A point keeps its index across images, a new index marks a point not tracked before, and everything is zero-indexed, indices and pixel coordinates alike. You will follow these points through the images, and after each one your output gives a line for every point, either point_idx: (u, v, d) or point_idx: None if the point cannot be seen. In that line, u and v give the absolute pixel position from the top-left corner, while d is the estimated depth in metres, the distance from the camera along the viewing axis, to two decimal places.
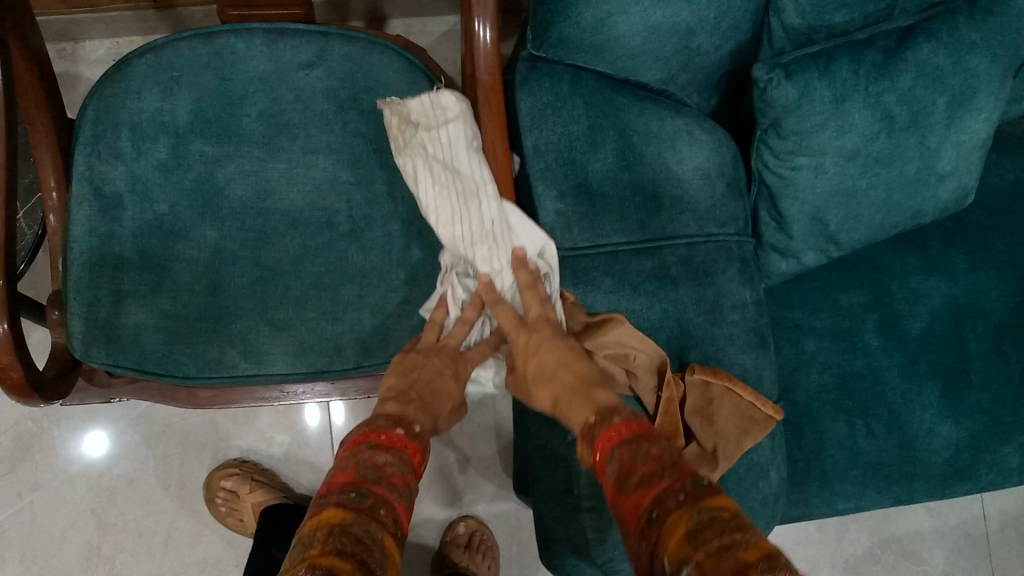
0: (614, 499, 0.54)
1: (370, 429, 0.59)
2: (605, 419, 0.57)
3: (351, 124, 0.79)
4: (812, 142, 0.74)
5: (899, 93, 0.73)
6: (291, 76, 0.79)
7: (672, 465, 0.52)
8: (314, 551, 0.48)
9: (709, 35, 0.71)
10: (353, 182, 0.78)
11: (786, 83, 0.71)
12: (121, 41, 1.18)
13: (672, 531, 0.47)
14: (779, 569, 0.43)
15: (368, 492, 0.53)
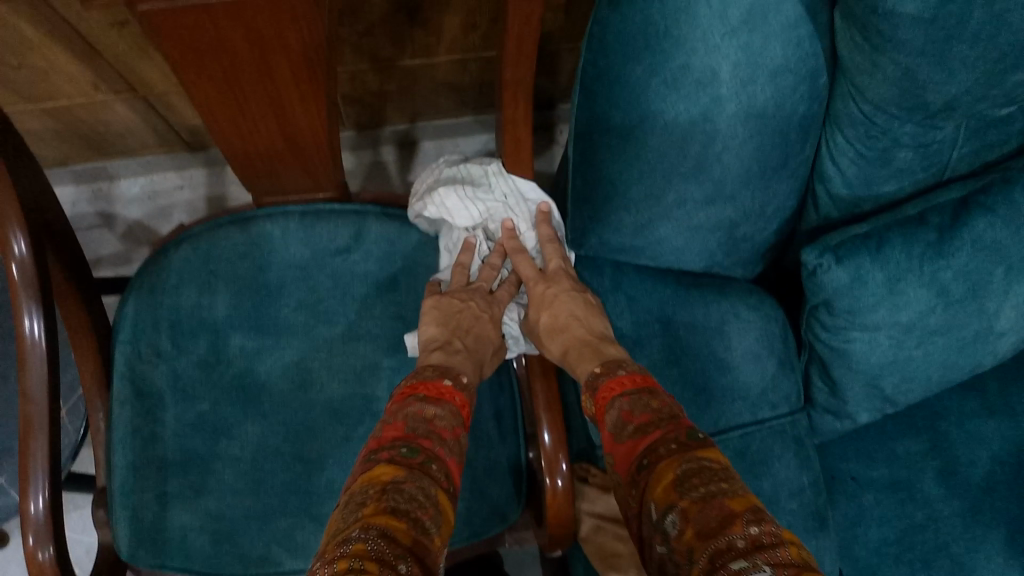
0: (609, 447, 0.55)
1: (420, 381, 0.58)
2: (612, 371, 0.58)
3: (391, 307, 0.78)
4: (866, 321, 0.71)
5: (955, 269, 0.69)
6: (329, 262, 0.78)
7: (669, 415, 0.53)
8: (368, 510, 0.45)
9: (754, 223, 0.69)
10: (394, 368, 0.77)
11: (836, 268, 0.68)
12: (156, 177, 1.18)
13: (661, 476, 0.48)
14: (765, 519, 0.42)
15: (419, 449, 0.52)
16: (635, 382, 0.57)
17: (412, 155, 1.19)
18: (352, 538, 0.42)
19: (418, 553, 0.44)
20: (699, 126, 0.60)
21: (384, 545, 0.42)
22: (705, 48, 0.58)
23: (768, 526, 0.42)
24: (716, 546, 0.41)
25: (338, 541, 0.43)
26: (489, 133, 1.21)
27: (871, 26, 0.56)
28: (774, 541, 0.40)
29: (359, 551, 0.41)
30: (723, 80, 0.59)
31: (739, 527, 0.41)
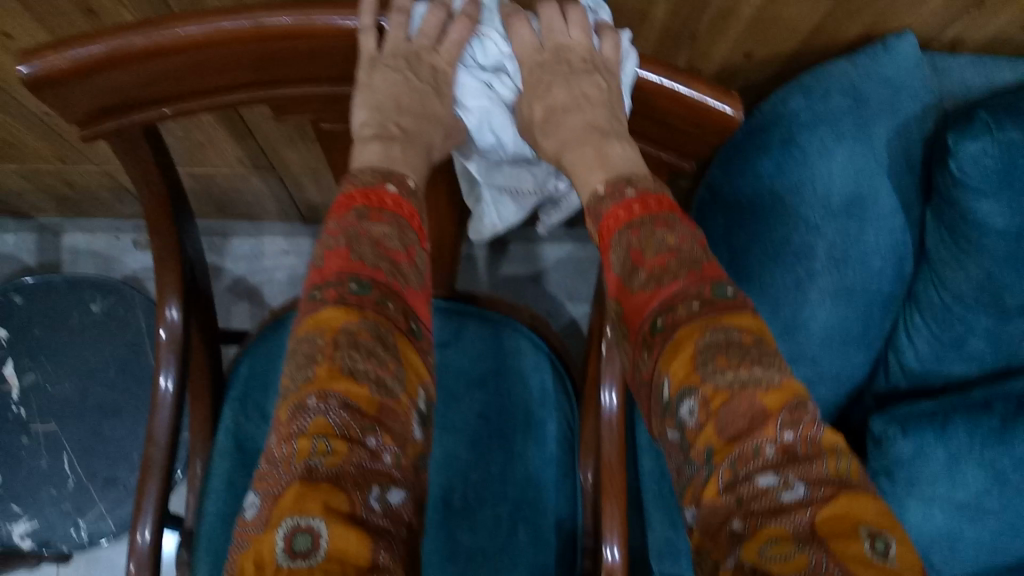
0: (617, 294, 0.49)
1: (362, 191, 0.51)
2: (617, 193, 0.51)
3: (476, 404, 0.84)
4: (923, 492, 0.73)
5: (1014, 458, 0.72)
6: (429, 354, 0.86)
7: (689, 263, 0.46)
8: (321, 370, 0.43)
9: (829, 384, 0.73)
10: (470, 460, 0.82)
11: (901, 440, 0.73)
12: (265, 240, 1.27)
13: (679, 351, 0.42)
14: (803, 424, 0.38)
15: (372, 284, 0.47)
16: (651, 217, 0.49)
17: (501, 255, 1.27)
18: (310, 410, 0.41)
19: (385, 421, 0.42)
20: (791, 294, 0.66)
21: (346, 418, 0.41)
22: (804, 227, 0.65)
23: (804, 429, 0.38)
24: (742, 452, 0.38)
25: (294, 411, 0.41)
26: (570, 242, 1.28)
27: (957, 227, 0.62)
28: (811, 458, 0.37)
29: (319, 429, 0.40)
30: (818, 256, 0.65)
31: (769, 431, 0.38)
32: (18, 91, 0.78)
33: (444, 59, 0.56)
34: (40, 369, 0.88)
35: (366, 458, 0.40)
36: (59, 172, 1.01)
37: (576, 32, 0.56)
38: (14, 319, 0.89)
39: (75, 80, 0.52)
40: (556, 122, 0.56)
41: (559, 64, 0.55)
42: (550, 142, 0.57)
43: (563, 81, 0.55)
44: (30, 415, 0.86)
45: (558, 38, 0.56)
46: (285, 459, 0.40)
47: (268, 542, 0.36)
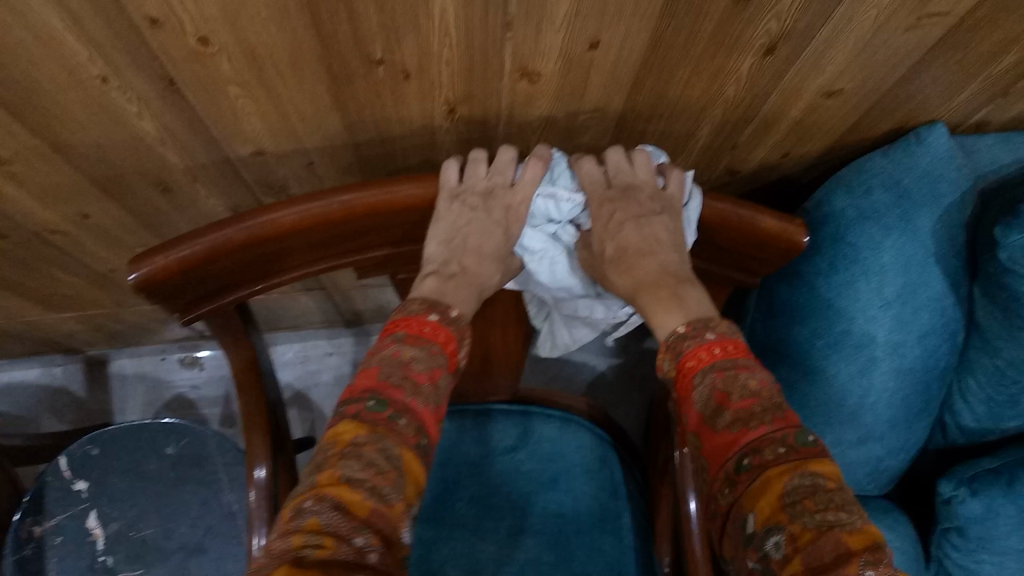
0: (698, 431, 0.49)
1: (405, 318, 0.54)
2: (698, 334, 0.52)
3: (552, 504, 0.83)
4: (1002, 546, 0.75)
5: None
6: (499, 458, 0.86)
7: (774, 408, 0.47)
8: (322, 478, 0.45)
9: (897, 457, 0.76)
10: (554, 562, 0.80)
11: (970, 500, 0.75)
12: (308, 343, 1.28)
13: (765, 489, 0.43)
14: (887, 566, 0.38)
15: (388, 401, 0.49)
16: (733, 360, 0.50)
17: None
18: (305, 510, 0.43)
19: (374, 523, 0.44)
20: (857, 381, 0.70)
21: (337, 518, 0.43)
22: (864, 317, 0.68)
23: (890, 573, 0.38)
24: None
25: (293, 510, 0.44)
26: None
27: (1011, 309, 0.65)
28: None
29: (312, 527, 0.42)
30: (879, 343, 0.68)
31: (854, 569, 0.38)
32: (85, 255, 0.80)
33: (516, 197, 0.56)
34: (124, 517, 0.87)
35: (352, 555, 0.41)
36: (111, 314, 1.03)
37: (642, 171, 0.59)
38: (94, 470, 0.88)
39: (176, 279, 0.53)
40: (629, 263, 0.57)
41: (629, 201, 0.57)
42: (622, 279, 0.57)
43: (632, 220, 0.57)
44: (116, 564, 0.85)
45: (627, 176, 0.58)
46: (279, 552, 0.41)
47: None
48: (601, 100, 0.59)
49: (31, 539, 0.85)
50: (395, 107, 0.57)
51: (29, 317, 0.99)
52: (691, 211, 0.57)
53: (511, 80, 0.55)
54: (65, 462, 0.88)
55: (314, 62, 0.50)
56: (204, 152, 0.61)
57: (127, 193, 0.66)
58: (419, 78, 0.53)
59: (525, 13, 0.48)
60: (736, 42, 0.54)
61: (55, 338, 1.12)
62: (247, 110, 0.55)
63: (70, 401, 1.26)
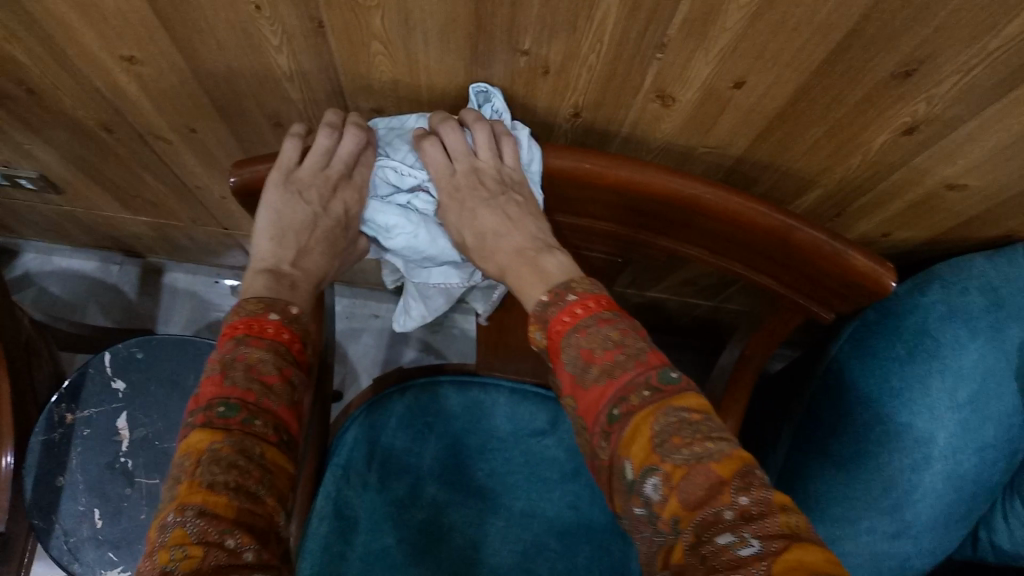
0: (572, 392, 0.50)
1: (244, 320, 0.49)
2: (560, 299, 0.51)
3: (567, 495, 0.81)
4: None
5: None
6: (526, 440, 0.84)
7: (636, 355, 0.48)
8: (183, 486, 0.43)
9: (926, 559, 0.73)
10: (558, 551, 0.78)
11: None
12: (356, 300, 1.31)
13: (636, 435, 0.45)
14: (755, 488, 0.41)
15: (239, 404, 0.46)
16: (594, 315, 0.50)
17: None
18: (168, 524, 0.41)
19: (244, 521, 0.42)
20: (906, 475, 0.68)
21: (205, 525, 0.41)
22: (928, 414, 0.67)
23: (758, 493, 0.41)
24: (704, 518, 0.41)
25: (157, 526, 0.41)
26: None
27: None
28: (765, 515, 0.40)
29: (178, 539, 0.40)
30: (939, 441, 0.67)
31: (726, 498, 0.41)
32: (176, 166, 0.81)
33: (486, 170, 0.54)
34: (151, 426, 0.88)
35: (224, 558, 0.40)
36: (182, 227, 1.05)
37: (482, 142, 0.54)
38: (135, 373, 0.89)
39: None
40: (491, 247, 0.54)
41: (473, 184, 0.54)
42: None
43: (482, 205, 0.54)
44: (136, 467, 0.86)
45: (472, 159, 0.54)
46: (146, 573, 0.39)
47: None
48: (724, 138, 0.59)
49: (62, 424, 0.86)
50: (523, 97, 0.57)
51: (107, 211, 1.01)
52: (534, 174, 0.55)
53: (645, 99, 0.54)
54: (109, 359, 0.90)
55: (462, 37, 0.50)
56: (325, 97, 0.61)
57: (239, 118, 0.67)
58: (557, 76, 0.53)
59: (683, 36, 0.47)
60: (879, 115, 0.53)
61: (123, 238, 1.14)
62: (381, 68, 0.55)
63: (120, 301, 1.28)
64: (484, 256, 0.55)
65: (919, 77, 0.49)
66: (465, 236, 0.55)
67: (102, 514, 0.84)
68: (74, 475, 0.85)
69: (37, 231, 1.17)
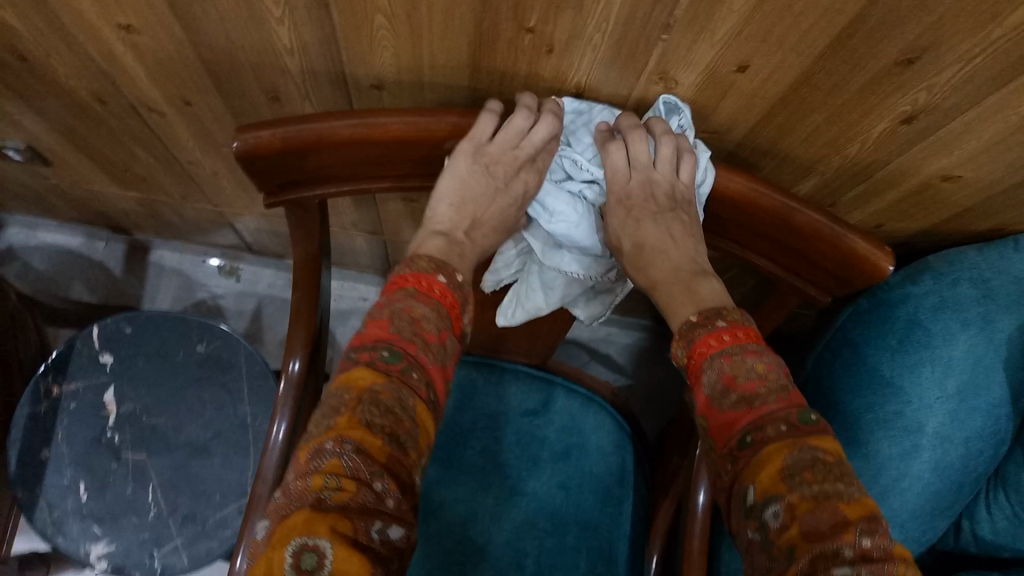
0: (704, 411, 0.50)
1: (415, 274, 0.54)
2: (709, 322, 0.52)
3: (556, 475, 0.84)
4: None
5: None
6: (517, 419, 0.86)
7: (779, 389, 0.48)
8: (340, 420, 0.45)
9: (910, 547, 0.74)
10: (548, 530, 0.81)
11: None
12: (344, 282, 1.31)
13: (765, 462, 0.45)
14: (880, 532, 0.41)
15: (403, 354, 0.49)
16: (742, 345, 0.50)
17: None
18: (326, 451, 0.44)
19: (394, 469, 0.45)
20: (894, 464, 0.68)
21: (359, 462, 0.43)
22: (919, 403, 0.67)
23: (882, 538, 0.41)
24: (821, 552, 0.41)
25: (314, 451, 0.44)
26: None
27: None
28: (885, 560, 0.40)
29: (333, 468, 0.43)
30: (927, 431, 0.67)
31: (849, 536, 0.41)
32: (171, 140, 0.81)
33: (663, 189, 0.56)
34: (139, 401, 0.87)
35: (372, 499, 0.43)
36: (172, 204, 1.04)
37: (663, 153, 0.55)
38: (122, 348, 0.88)
39: (276, 157, 0.53)
40: (643, 261, 0.57)
41: (646, 199, 0.57)
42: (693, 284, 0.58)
43: (650, 218, 0.57)
44: (123, 442, 0.86)
45: (649, 171, 0.55)
46: (299, 493, 0.43)
47: (277, 559, 0.40)
48: (724, 124, 0.59)
49: (48, 397, 0.86)
50: (525, 77, 0.57)
51: (96, 186, 1.00)
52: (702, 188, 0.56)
53: (647, 81, 0.55)
54: (98, 333, 0.88)
55: (467, 14, 0.50)
56: (326, 72, 0.61)
57: (236, 91, 0.67)
58: (560, 54, 0.53)
59: (689, 17, 0.47)
60: (879, 103, 0.53)
61: (111, 214, 1.13)
62: (383, 43, 0.55)
63: (106, 277, 1.27)
64: (635, 266, 0.57)
65: (920, 66, 0.49)
66: (622, 242, 0.57)
67: (87, 488, 0.84)
68: (59, 449, 0.84)
69: (23, 204, 1.16)
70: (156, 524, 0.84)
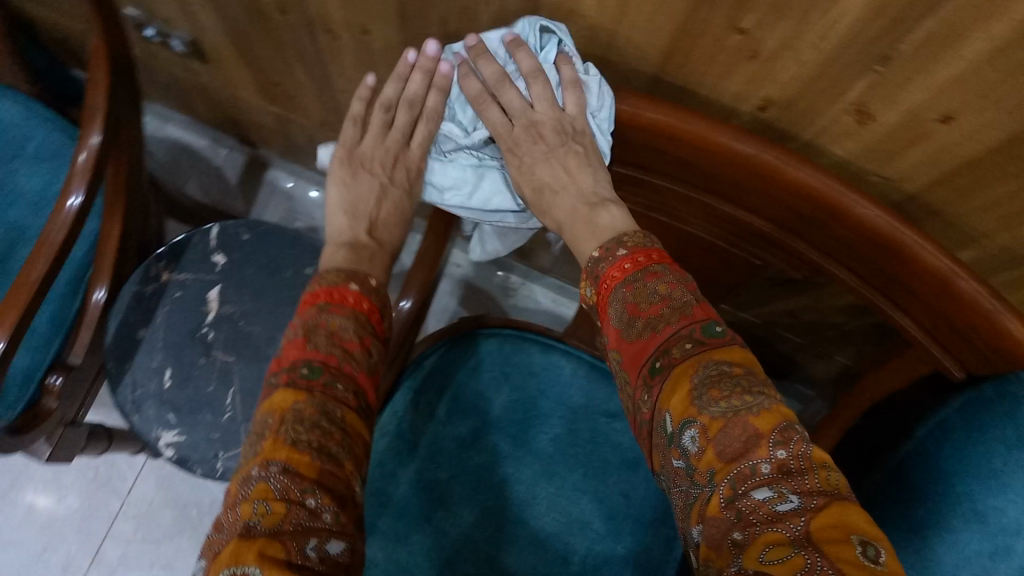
0: (617, 343, 0.54)
1: (325, 290, 0.57)
2: (610, 252, 0.55)
3: (621, 483, 0.83)
4: None
5: None
6: (595, 418, 0.86)
7: (681, 309, 0.52)
8: (267, 443, 0.47)
9: None
10: (600, 533, 0.81)
11: None
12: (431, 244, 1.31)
13: (677, 386, 0.48)
14: (790, 441, 0.44)
15: (322, 367, 0.52)
16: (644, 270, 0.53)
17: None
18: (254, 478, 0.46)
19: (323, 482, 0.47)
20: None
21: (287, 482, 0.45)
22: None
23: (796, 447, 0.44)
24: (741, 470, 0.44)
25: (243, 481, 0.46)
26: None
27: None
28: (801, 470, 0.43)
29: (262, 493, 0.44)
30: None
31: (763, 451, 0.44)
32: (331, 65, 0.82)
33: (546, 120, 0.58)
34: (240, 305, 0.89)
35: (304, 516, 0.44)
36: (307, 129, 1.06)
37: (539, 99, 0.58)
38: (237, 251, 0.92)
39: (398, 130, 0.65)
40: (546, 203, 0.59)
41: (533, 141, 0.58)
42: None
43: (543, 158, 0.59)
44: (215, 341, 0.87)
45: (528, 114, 0.58)
46: (231, 524, 0.43)
47: None
48: (903, 172, 0.57)
49: (157, 281, 0.89)
50: (715, 79, 0.56)
51: (243, 93, 1.02)
52: (598, 119, 0.58)
53: (842, 110, 0.53)
54: (217, 232, 0.92)
55: (683, 4, 0.49)
56: (514, 30, 0.61)
57: (417, 30, 0.67)
58: (763, 63, 0.52)
59: (914, 55, 0.46)
60: None
61: (245, 125, 1.16)
62: (585, 13, 0.55)
63: (220, 184, 1.30)
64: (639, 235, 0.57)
65: None
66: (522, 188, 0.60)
67: (172, 376, 0.86)
68: (155, 332, 0.87)
69: (164, 95, 1.19)
70: (229, 428, 0.85)
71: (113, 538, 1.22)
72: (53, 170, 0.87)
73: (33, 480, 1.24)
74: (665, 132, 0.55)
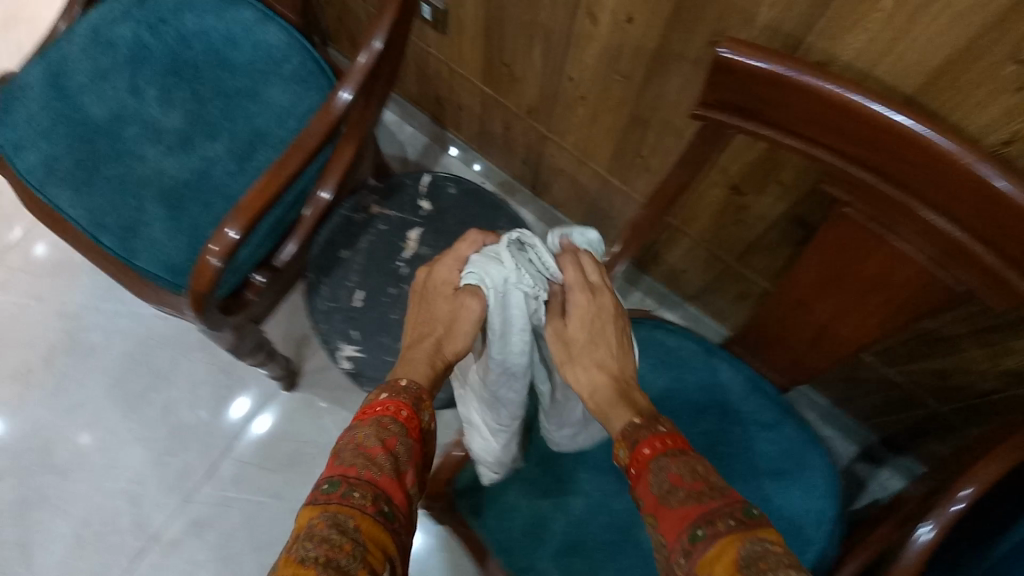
0: (654, 510, 0.58)
1: (360, 410, 0.62)
2: (650, 426, 0.62)
3: (760, 488, 0.85)
4: None
5: None
6: (746, 424, 0.89)
7: (721, 492, 0.56)
8: (279, 567, 0.48)
9: None
10: None
11: None
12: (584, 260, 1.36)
13: (719, 559, 0.51)
14: None
15: (339, 480, 0.55)
16: (676, 451, 0.60)
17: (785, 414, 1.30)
18: None
19: None
20: None
21: None
22: None
23: None
24: None
25: None
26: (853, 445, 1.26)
27: None
28: None
29: None
30: None
31: None
32: (573, 52, 0.90)
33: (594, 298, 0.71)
34: (435, 250, 0.97)
35: None
36: (510, 115, 1.14)
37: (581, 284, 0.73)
38: (441, 202, 1.00)
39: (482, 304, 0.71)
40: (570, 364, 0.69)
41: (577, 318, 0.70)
42: None
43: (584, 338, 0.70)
44: (406, 276, 0.94)
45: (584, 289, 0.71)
46: None
47: None
48: None
49: (366, 211, 0.98)
50: (971, 104, 0.62)
51: (465, 70, 1.12)
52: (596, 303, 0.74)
53: None
54: (428, 180, 1.01)
55: (967, 27, 0.56)
56: (785, 35, 0.68)
57: (685, 27, 0.75)
58: None
59: None
60: None
61: (448, 104, 1.26)
62: (868, 26, 0.61)
63: (401, 158, 1.41)
64: None
65: None
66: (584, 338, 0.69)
67: (362, 298, 0.93)
68: (355, 255, 0.95)
69: None
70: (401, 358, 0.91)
71: (233, 457, 1.28)
72: (304, 94, 0.97)
73: (172, 385, 1.32)
74: (920, 149, 0.59)
